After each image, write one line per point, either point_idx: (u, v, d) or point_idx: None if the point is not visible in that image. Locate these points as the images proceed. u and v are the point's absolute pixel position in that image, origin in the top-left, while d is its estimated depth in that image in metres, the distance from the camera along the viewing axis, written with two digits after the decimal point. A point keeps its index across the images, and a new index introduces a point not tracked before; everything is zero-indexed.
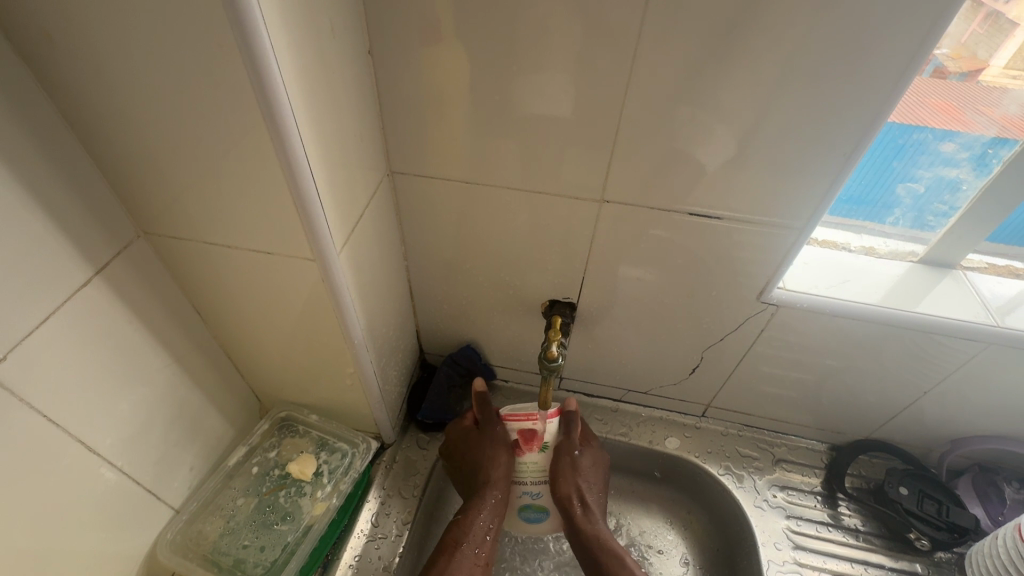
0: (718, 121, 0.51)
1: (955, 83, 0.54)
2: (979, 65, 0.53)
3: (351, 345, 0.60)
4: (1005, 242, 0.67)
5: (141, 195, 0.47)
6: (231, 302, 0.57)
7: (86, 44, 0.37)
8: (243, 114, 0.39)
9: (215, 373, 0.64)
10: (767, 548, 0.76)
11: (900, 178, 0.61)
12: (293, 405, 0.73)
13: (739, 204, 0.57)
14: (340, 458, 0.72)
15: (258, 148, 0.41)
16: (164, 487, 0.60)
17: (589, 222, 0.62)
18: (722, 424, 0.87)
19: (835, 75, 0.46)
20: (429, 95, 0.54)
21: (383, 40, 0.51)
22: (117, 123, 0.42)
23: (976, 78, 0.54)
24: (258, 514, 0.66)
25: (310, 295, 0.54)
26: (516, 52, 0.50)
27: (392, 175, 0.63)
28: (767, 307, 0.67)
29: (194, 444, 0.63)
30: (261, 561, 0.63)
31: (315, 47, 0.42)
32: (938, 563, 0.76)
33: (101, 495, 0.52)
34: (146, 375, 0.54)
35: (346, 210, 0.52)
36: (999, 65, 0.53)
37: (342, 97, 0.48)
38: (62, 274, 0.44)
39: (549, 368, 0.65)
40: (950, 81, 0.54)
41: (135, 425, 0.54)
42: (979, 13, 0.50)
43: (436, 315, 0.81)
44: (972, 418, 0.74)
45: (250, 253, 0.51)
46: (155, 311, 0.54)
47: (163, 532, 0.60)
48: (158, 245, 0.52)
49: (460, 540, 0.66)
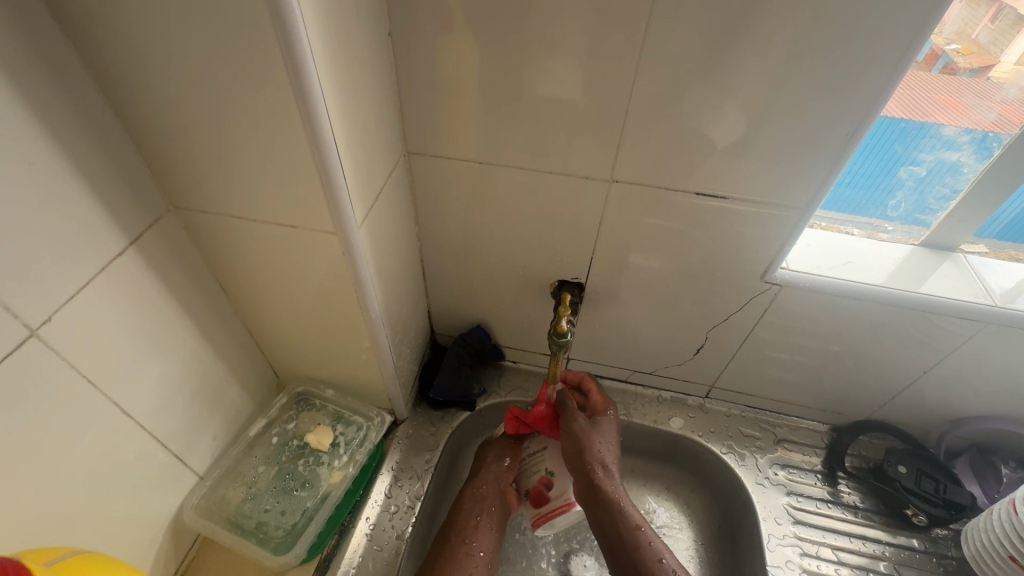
0: (727, 102, 0.53)
1: (966, 79, 0.57)
2: (990, 61, 0.56)
3: (368, 320, 0.62)
4: (1011, 240, 0.69)
5: (173, 170, 0.49)
6: (252, 276, 0.60)
7: (125, 21, 0.39)
8: (273, 91, 0.41)
9: (236, 347, 0.67)
10: (767, 523, 0.78)
11: (902, 161, 0.62)
12: (309, 379, 0.75)
13: (745, 185, 0.59)
14: (356, 431, 0.74)
15: (287, 124, 0.43)
16: (188, 453, 0.62)
17: (598, 201, 0.64)
18: (726, 405, 0.89)
19: (841, 55, 0.48)
20: (446, 76, 0.56)
21: (403, 22, 0.53)
22: (152, 98, 0.44)
23: (988, 74, 0.57)
24: (278, 481, 0.68)
25: (330, 270, 0.57)
26: (533, 33, 0.51)
27: (409, 155, 0.65)
28: (770, 287, 0.69)
29: (216, 414, 0.65)
30: (282, 525, 0.65)
31: (342, 28, 0.44)
32: (935, 540, 0.78)
33: (131, 457, 0.54)
34: (173, 344, 0.56)
35: (366, 187, 0.54)
36: (1011, 61, 0.56)
37: (364, 78, 0.50)
38: (99, 242, 0.46)
39: (558, 343, 0.68)
40: (961, 77, 0.57)
41: (163, 392, 0.56)
42: (990, 9, 0.54)
43: (448, 295, 0.83)
44: (972, 399, 0.75)
45: (274, 228, 0.53)
46: (183, 283, 0.56)
47: (189, 495, 0.63)
48: (187, 219, 0.54)
49: (460, 532, 0.71)
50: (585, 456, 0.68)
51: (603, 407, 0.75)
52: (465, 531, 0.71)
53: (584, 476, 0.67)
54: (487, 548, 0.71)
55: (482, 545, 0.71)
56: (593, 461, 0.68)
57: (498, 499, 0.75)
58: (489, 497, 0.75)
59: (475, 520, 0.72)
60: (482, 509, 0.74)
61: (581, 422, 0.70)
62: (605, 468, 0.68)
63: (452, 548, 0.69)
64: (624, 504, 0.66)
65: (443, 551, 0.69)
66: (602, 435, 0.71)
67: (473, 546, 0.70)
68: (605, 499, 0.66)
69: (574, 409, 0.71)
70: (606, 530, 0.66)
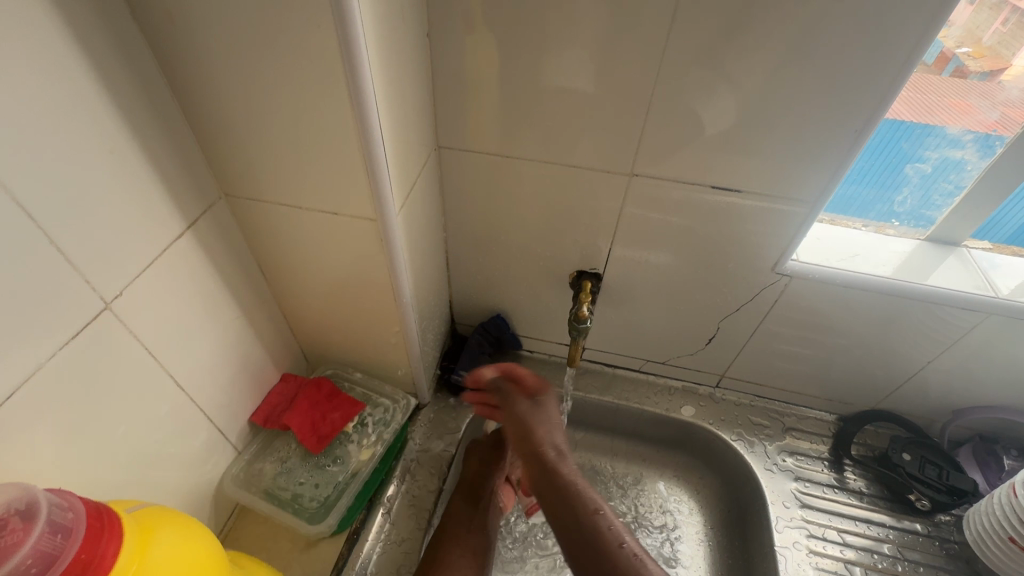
0: (745, 99, 0.56)
1: (977, 82, 0.60)
2: (1002, 65, 0.59)
3: (399, 305, 0.66)
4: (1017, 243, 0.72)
5: (227, 159, 0.53)
6: (292, 261, 0.63)
7: (198, 21, 0.43)
8: (328, 86, 0.45)
9: (273, 330, 0.70)
10: (775, 507, 0.81)
11: (908, 159, 0.65)
12: (339, 363, 0.79)
13: (759, 181, 0.62)
14: (383, 412, 0.78)
15: (339, 116, 0.47)
16: (229, 428, 0.66)
17: (618, 195, 0.67)
18: (736, 395, 0.92)
19: (852, 56, 0.51)
20: (480, 75, 0.60)
21: (441, 22, 0.56)
22: (214, 92, 0.47)
23: (998, 78, 0.60)
24: (312, 457, 0.72)
25: (366, 256, 0.60)
26: (565, 35, 0.55)
27: (439, 150, 0.68)
28: (780, 278, 0.72)
29: (254, 392, 0.69)
30: (316, 496, 0.69)
31: (391, 28, 0.47)
32: (938, 524, 0.81)
33: (181, 428, 0.58)
34: (220, 324, 0.60)
35: (403, 178, 0.57)
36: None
37: (407, 75, 0.53)
38: (162, 225, 0.50)
39: (577, 329, 0.73)
40: (971, 80, 0.60)
41: (210, 369, 0.60)
42: (1002, 13, 0.57)
43: (469, 286, 0.86)
44: (975, 389, 0.78)
45: (317, 215, 0.57)
46: (229, 266, 0.60)
47: (229, 467, 0.67)
48: (235, 205, 0.58)
49: (454, 526, 0.71)
50: (535, 440, 0.67)
51: (540, 389, 0.73)
52: (455, 523, 0.71)
53: (537, 462, 0.64)
54: (481, 545, 0.71)
55: (475, 541, 0.70)
56: (546, 445, 0.66)
57: (490, 498, 0.75)
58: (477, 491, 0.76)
59: (467, 517, 0.72)
60: (473, 507, 0.73)
61: (523, 406, 0.71)
62: (556, 450, 0.66)
63: (449, 542, 0.69)
64: (579, 488, 0.60)
65: (439, 542, 0.68)
66: (548, 418, 0.70)
67: (467, 540, 0.70)
68: (559, 483, 0.61)
69: (518, 395, 0.72)
70: (551, 505, 0.60)
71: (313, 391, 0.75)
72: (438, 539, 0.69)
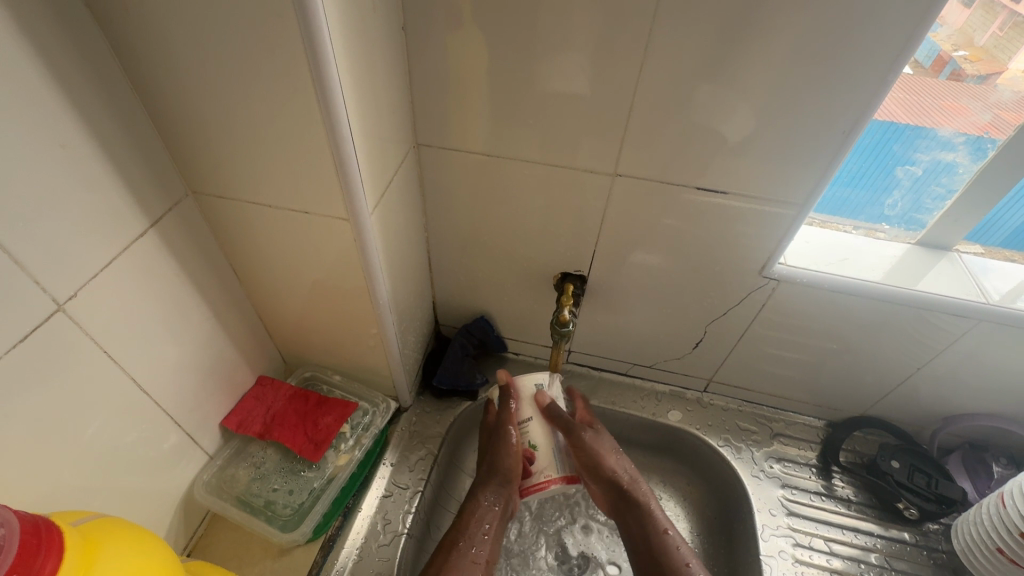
0: (731, 99, 0.54)
1: (973, 85, 0.59)
2: (998, 68, 0.58)
3: (376, 306, 0.64)
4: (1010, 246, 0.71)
5: (193, 155, 0.51)
6: (265, 261, 0.61)
7: (154, 11, 0.41)
8: (293, 81, 0.43)
9: (247, 331, 0.69)
10: (762, 514, 0.80)
11: (899, 161, 0.64)
12: (317, 365, 0.78)
13: (744, 182, 0.61)
14: (362, 416, 0.76)
15: (306, 112, 0.45)
16: (200, 433, 0.64)
17: (602, 195, 0.66)
18: (723, 399, 0.91)
19: (839, 55, 0.49)
20: (458, 71, 0.58)
21: (417, 16, 0.55)
22: (176, 85, 0.45)
23: (994, 82, 0.58)
24: (286, 462, 0.70)
25: (341, 256, 0.58)
26: (545, 31, 0.53)
27: (418, 147, 0.66)
28: (768, 282, 0.70)
29: (226, 395, 0.67)
30: (290, 503, 0.67)
31: (360, 21, 0.46)
32: (926, 533, 0.79)
33: (147, 434, 0.56)
34: (188, 326, 0.58)
35: (377, 176, 0.55)
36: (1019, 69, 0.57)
37: (379, 70, 0.52)
38: (122, 223, 0.48)
39: (560, 333, 0.72)
40: (968, 83, 0.59)
41: (178, 372, 0.58)
42: (999, 16, 0.56)
43: (452, 286, 0.85)
44: (965, 397, 0.77)
45: (288, 214, 0.55)
46: (198, 267, 0.58)
47: (199, 474, 0.65)
48: (204, 203, 0.56)
49: (459, 541, 0.68)
50: (602, 471, 0.69)
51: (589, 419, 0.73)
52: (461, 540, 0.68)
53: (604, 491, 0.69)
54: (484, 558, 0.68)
55: (483, 553, 0.68)
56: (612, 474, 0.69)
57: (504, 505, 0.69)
58: (494, 497, 0.69)
59: (484, 528, 0.69)
60: (493, 518, 0.69)
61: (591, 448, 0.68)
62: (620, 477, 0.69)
63: (455, 564, 0.65)
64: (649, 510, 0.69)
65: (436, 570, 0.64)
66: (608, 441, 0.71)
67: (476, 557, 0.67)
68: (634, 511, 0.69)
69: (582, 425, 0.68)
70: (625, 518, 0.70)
71: (300, 403, 0.73)
72: (434, 566, 0.65)
